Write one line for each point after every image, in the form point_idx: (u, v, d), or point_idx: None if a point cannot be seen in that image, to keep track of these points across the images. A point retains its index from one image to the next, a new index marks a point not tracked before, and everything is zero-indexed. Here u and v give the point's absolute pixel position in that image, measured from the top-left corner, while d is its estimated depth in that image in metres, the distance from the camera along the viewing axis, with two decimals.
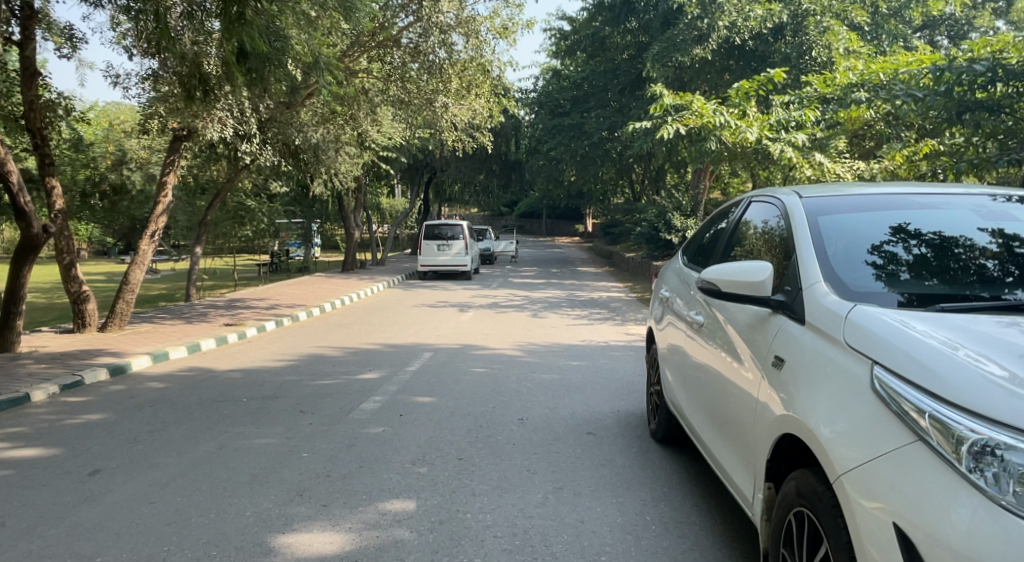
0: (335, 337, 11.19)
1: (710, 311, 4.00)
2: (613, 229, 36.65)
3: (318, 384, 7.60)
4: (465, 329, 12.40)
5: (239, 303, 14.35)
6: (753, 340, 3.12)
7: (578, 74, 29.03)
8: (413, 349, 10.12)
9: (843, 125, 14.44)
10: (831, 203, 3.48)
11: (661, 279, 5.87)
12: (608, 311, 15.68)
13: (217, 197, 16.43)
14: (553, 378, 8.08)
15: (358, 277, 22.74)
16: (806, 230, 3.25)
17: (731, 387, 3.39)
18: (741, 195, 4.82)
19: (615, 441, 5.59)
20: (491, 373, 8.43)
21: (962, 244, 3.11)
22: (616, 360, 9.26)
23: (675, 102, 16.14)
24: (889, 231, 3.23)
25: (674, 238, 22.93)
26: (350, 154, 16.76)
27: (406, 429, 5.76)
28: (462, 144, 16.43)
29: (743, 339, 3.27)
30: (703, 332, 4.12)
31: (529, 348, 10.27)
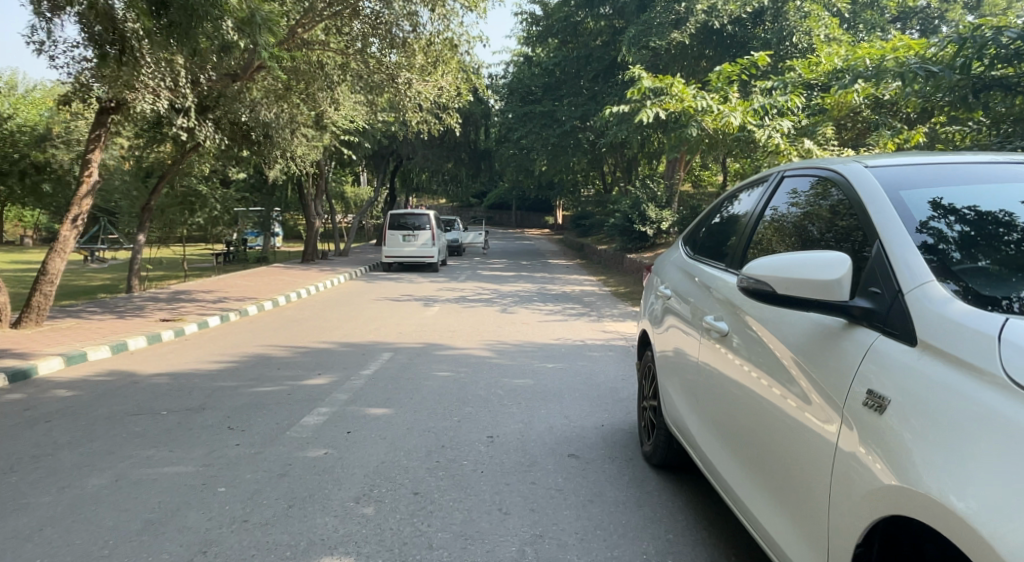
0: (285, 335, 10.13)
1: (741, 316, 3.12)
2: (584, 220, 35.83)
3: (255, 391, 6.58)
4: (429, 326, 11.41)
5: (183, 296, 13.16)
6: (817, 362, 2.26)
7: (549, 59, 28.06)
8: (372, 348, 9.12)
9: (830, 111, 13.70)
10: (907, 174, 2.63)
11: (656, 271, 5.10)
12: (583, 306, 14.80)
13: (161, 181, 15.23)
14: (527, 385, 7.15)
15: (318, 268, 21.56)
16: (890, 209, 2.40)
17: (775, 421, 2.54)
18: (770, 169, 3.95)
19: (604, 465, 4.68)
20: (457, 377, 7.47)
21: (1006, 223, 2.35)
22: (597, 362, 8.37)
23: (654, 86, 15.22)
24: (929, 202, 2.44)
25: (648, 230, 22.10)
26: (309, 135, 15.57)
27: (353, 450, 4.79)
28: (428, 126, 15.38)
29: (796, 360, 2.41)
30: (726, 341, 3.26)
31: (500, 348, 9.33)
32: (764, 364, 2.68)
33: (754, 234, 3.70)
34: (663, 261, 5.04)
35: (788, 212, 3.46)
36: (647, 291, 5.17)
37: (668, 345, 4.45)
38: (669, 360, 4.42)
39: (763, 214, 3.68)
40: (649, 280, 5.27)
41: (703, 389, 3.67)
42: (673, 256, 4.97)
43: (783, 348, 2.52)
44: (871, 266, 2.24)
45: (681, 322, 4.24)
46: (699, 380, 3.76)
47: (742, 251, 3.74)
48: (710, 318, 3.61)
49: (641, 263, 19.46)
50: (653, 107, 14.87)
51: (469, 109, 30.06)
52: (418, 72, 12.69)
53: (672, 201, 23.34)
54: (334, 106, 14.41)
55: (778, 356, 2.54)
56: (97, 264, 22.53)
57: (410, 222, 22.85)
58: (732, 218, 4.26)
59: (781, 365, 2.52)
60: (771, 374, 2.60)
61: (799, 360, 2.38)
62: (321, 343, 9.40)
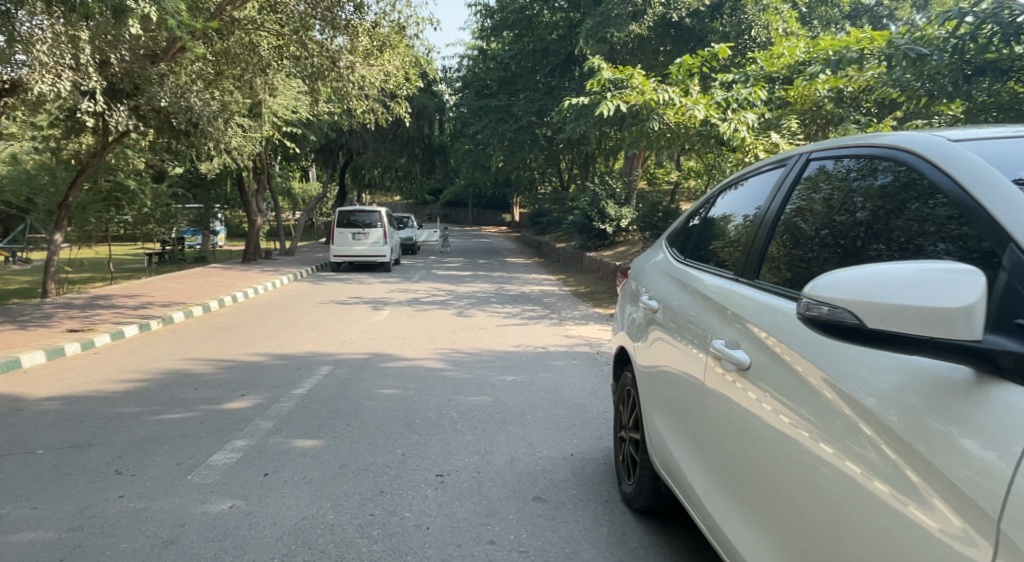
0: (213, 347, 9.08)
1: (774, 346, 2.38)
2: (541, 218, 35.08)
3: (163, 419, 5.60)
4: (377, 332, 10.47)
5: (103, 304, 11.96)
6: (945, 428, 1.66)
7: (504, 52, 27.14)
8: (310, 361, 8.14)
9: (795, 104, 13.11)
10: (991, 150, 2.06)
11: (633, 277, 4.43)
12: (542, 308, 13.98)
13: (80, 176, 14.00)
14: (484, 403, 6.27)
15: (260, 268, 20.35)
16: (973, 197, 1.87)
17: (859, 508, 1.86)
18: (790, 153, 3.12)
19: (578, 512, 3.85)
20: (404, 394, 6.55)
21: None
22: (562, 374, 7.52)
23: (614, 76, 14.36)
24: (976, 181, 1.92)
25: (608, 227, 21.41)
26: (242, 123, 14.51)
27: (266, 501, 3.87)
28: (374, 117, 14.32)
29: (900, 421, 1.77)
30: (747, 377, 2.51)
31: (454, 358, 8.43)
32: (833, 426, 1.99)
33: (762, 233, 2.99)
34: (642, 266, 4.39)
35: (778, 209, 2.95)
36: (623, 299, 4.47)
37: (649, 359, 3.72)
38: (650, 375, 3.69)
39: (780, 212, 2.91)
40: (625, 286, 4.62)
41: (699, 422, 2.98)
42: (651, 259, 4.32)
43: (875, 413, 1.85)
44: (1004, 275, 1.68)
45: (669, 333, 3.49)
46: (692, 410, 3.07)
47: (756, 252, 2.95)
48: (718, 340, 2.83)
49: (601, 262, 18.75)
50: (614, 99, 14.05)
51: (421, 102, 28.92)
52: (362, 56, 11.72)
53: (631, 198, 22.71)
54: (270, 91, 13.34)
55: (867, 425, 1.87)
56: (18, 267, 20.92)
57: (360, 220, 21.77)
58: (710, 219, 3.79)
59: (869, 436, 1.86)
60: (851, 437, 1.93)
61: (911, 436, 1.73)
62: (253, 356, 8.38)
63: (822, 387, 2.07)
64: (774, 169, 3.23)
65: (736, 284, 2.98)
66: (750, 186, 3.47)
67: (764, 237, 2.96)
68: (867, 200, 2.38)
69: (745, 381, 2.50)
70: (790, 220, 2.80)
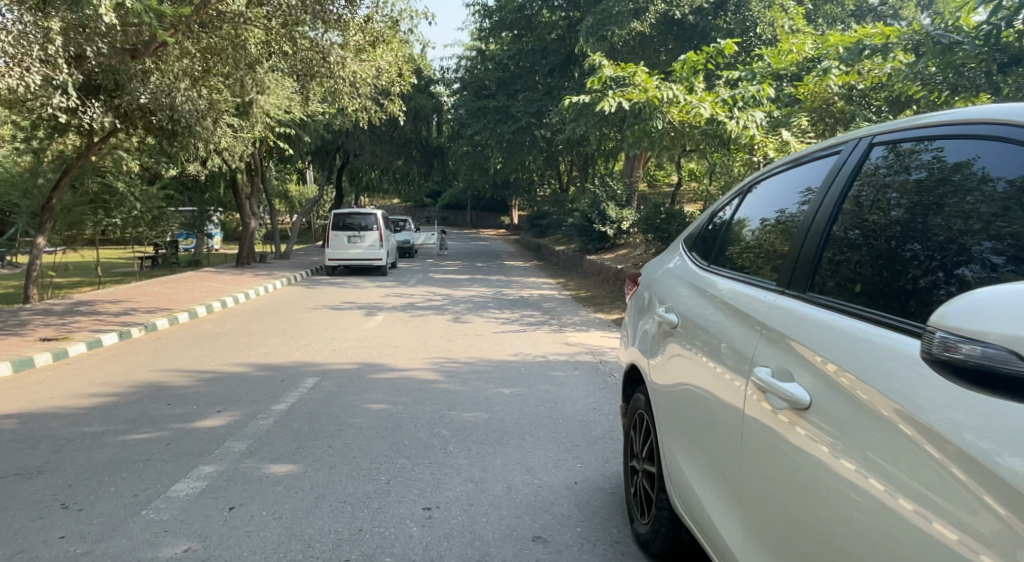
0: (194, 356, 8.60)
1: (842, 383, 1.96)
2: (540, 221, 34.61)
3: (126, 440, 5.13)
4: (369, 339, 9.99)
5: (84, 310, 11.48)
6: None
7: (503, 52, 26.63)
8: (294, 372, 7.66)
9: (804, 101, 12.62)
10: None
11: (641, 288, 3.99)
12: (542, 313, 13.50)
13: (63, 177, 13.55)
14: (479, 419, 5.78)
15: (253, 272, 19.87)
16: None
17: None
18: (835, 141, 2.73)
19: (583, 554, 3.37)
20: (392, 408, 6.07)
21: None
22: (563, 386, 7.04)
23: (616, 74, 13.81)
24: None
25: (608, 230, 20.94)
26: (232, 122, 14.07)
27: (227, 543, 3.39)
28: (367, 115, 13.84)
29: None
30: (805, 418, 2.08)
31: (448, 368, 7.94)
32: (935, 486, 1.62)
33: (811, 240, 2.52)
34: (650, 276, 3.96)
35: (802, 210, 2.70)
36: (631, 309, 4.04)
37: (665, 378, 3.25)
38: (664, 397, 3.23)
39: (836, 212, 2.45)
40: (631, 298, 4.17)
41: (728, 457, 2.54)
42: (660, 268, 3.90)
43: (1012, 485, 1.43)
44: None
45: (689, 348, 3.01)
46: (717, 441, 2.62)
47: (808, 256, 2.49)
48: (760, 368, 2.37)
49: (602, 265, 18.29)
50: (616, 96, 13.53)
51: (418, 103, 28.39)
52: (353, 51, 11.29)
53: (632, 199, 22.23)
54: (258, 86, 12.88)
55: (994, 500, 1.48)
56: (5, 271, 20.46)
57: (355, 222, 21.28)
58: (724, 223, 3.46)
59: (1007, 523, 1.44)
60: (974, 518, 1.52)
61: None
62: (235, 366, 7.90)
63: (929, 447, 1.64)
64: (808, 165, 2.87)
65: (783, 297, 2.50)
66: (765, 189, 3.20)
67: (814, 242, 2.49)
68: (904, 197, 2.20)
69: (802, 423, 2.07)
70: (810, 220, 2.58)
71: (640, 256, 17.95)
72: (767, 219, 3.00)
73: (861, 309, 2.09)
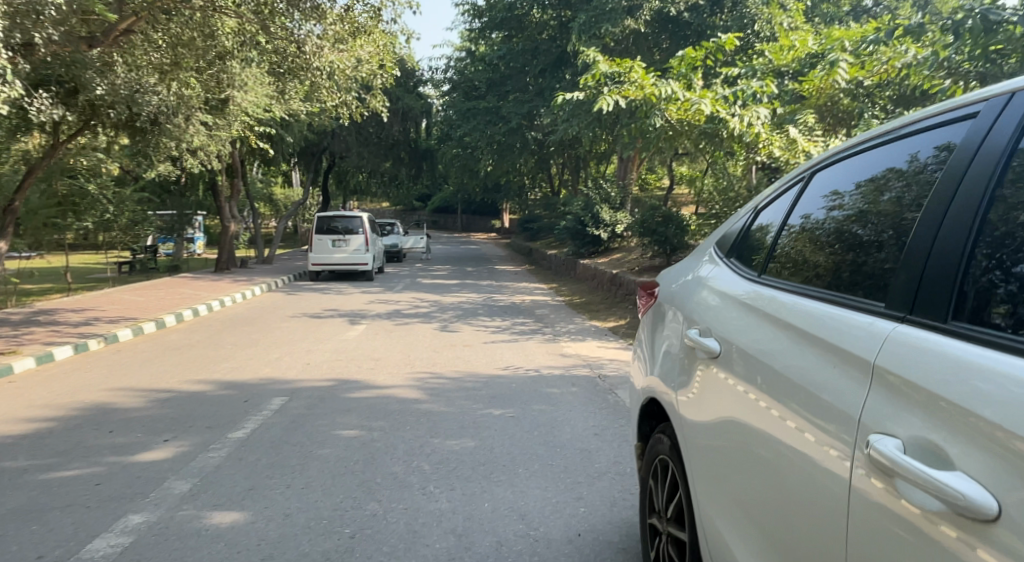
0: (153, 372, 7.84)
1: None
2: (532, 224, 33.93)
3: (49, 477, 4.40)
4: (349, 351, 9.24)
5: (43, 320, 10.69)
6: None
7: (493, 52, 25.93)
8: (261, 391, 6.91)
9: (808, 98, 11.69)
10: None
11: (664, 306, 3.20)
12: (534, 321, 12.78)
13: (25, 178, 12.76)
14: (464, 447, 5.06)
15: (233, 278, 19.06)
16: None
17: None
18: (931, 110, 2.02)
19: None
20: (365, 435, 5.32)
21: None
22: (559, 406, 6.30)
23: (611, 70, 13.01)
24: None
25: (602, 234, 20.26)
26: (204, 119, 13.31)
27: None
28: (348, 111, 13.10)
29: None
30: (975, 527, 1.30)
31: (431, 385, 7.20)
32: None
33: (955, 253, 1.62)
34: (671, 292, 3.21)
35: (830, 216, 2.38)
36: (649, 327, 3.30)
37: (703, 414, 2.50)
38: (703, 442, 2.48)
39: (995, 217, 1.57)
40: (643, 317, 3.46)
41: (809, 544, 1.80)
42: (684, 286, 3.13)
43: None
44: None
45: (740, 383, 2.26)
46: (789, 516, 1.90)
47: (944, 275, 1.62)
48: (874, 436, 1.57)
49: (596, 270, 17.60)
50: (612, 93, 12.76)
51: (406, 104, 27.53)
52: (330, 40, 10.58)
53: (626, 202, 21.53)
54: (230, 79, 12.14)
55: None
56: None
57: (339, 226, 20.51)
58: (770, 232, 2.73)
59: None
60: None
61: None
62: (195, 385, 7.14)
63: None
64: (831, 166, 2.53)
65: (903, 323, 1.66)
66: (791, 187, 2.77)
67: (952, 241, 1.64)
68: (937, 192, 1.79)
69: (978, 537, 1.30)
70: (843, 226, 2.26)
71: (636, 260, 17.24)
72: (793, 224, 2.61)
73: (994, 332, 1.45)
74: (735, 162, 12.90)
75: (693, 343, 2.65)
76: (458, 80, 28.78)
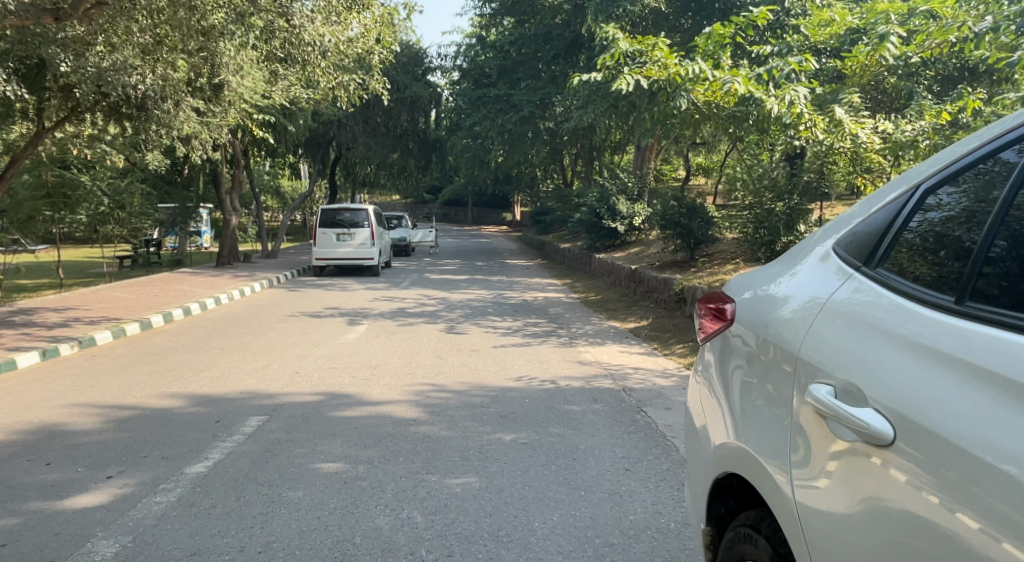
0: (120, 383, 6.97)
1: None
2: (544, 217, 32.98)
3: None
4: (345, 356, 8.34)
5: (16, 322, 9.87)
6: None
7: (504, 38, 24.92)
8: (238, 408, 6.00)
9: (850, 77, 10.78)
10: None
11: (747, 331, 2.23)
12: (548, 321, 11.86)
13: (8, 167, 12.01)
14: (467, 488, 4.14)
15: (233, 273, 18.23)
16: None
17: None
18: None
19: None
20: (348, 472, 4.41)
21: None
22: (580, 431, 5.37)
23: (632, 49, 12.06)
24: None
25: (619, 226, 19.31)
26: (195, 104, 12.45)
27: None
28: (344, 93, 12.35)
29: None
30: None
31: (433, 401, 6.27)
32: None
33: None
34: (764, 314, 2.18)
35: (929, 219, 1.83)
36: (723, 358, 2.36)
37: (851, 520, 1.60)
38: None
39: None
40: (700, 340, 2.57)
41: None
42: (765, 305, 2.22)
43: None
44: None
45: (966, 508, 1.35)
46: None
47: None
48: None
49: (613, 265, 16.67)
50: (632, 73, 11.76)
51: (414, 92, 26.54)
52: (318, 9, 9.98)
53: (644, 193, 20.51)
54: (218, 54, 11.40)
55: None
56: None
57: (344, 218, 19.63)
58: (851, 247, 2.05)
59: None
60: None
61: None
62: (165, 401, 6.25)
63: None
64: (911, 173, 2.03)
65: None
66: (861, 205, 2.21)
67: None
68: None
69: None
70: (945, 230, 1.76)
71: (656, 255, 16.26)
72: (870, 233, 2.01)
73: None
74: (767, 146, 11.89)
75: (821, 406, 1.73)
76: (468, 68, 27.81)
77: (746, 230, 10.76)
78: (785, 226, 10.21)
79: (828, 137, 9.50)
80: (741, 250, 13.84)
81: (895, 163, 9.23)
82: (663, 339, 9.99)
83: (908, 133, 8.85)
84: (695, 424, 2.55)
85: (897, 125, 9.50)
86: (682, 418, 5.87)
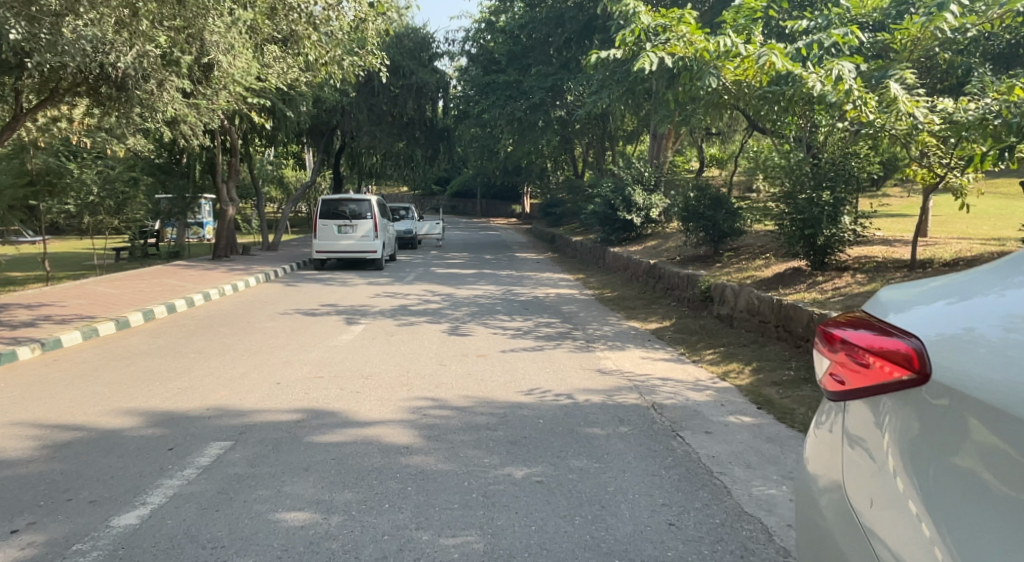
0: (74, 396, 6.05)
1: None
2: (554, 209, 32.03)
3: None
4: (336, 363, 7.41)
5: None
6: None
7: (514, 22, 23.89)
8: (200, 430, 5.06)
9: (898, 51, 10.13)
10: None
11: (938, 395, 1.77)
12: (562, 321, 10.89)
13: None
14: (466, 554, 3.23)
15: (229, 266, 17.36)
16: None
17: None
18: None
19: None
20: (317, 526, 3.49)
21: None
22: (607, 466, 4.43)
23: (655, 23, 11.15)
24: None
25: (634, 218, 18.34)
26: (181, 86, 11.48)
27: None
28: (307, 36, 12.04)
29: None
30: None
31: (430, 422, 5.32)
32: None
33: None
34: (967, 374, 1.74)
35: None
36: (888, 422, 1.88)
37: None
38: None
39: None
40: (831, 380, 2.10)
41: None
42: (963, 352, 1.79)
43: None
44: None
45: None
46: None
47: None
48: None
49: (629, 260, 15.74)
50: (655, 50, 10.82)
51: (420, 78, 25.47)
52: None
53: (660, 183, 19.51)
54: (203, 15, 10.39)
55: None
56: None
57: (347, 210, 18.61)
58: None
59: None
60: None
61: None
62: (118, 419, 5.32)
63: None
64: None
65: None
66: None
67: None
68: None
69: None
70: None
71: (675, 249, 15.27)
72: None
73: None
74: (805, 123, 11.29)
75: None
76: (477, 54, 26.76)
77: (783, 223, 9.85)
78: (829, 217, 9.31)
79: (879, 118, 8.75)
80: (771, 244, 12.81)
81: (956, 144, 8.36)
82: (690, 342, 9.06)
83: (973, 113, 7.89)
84: (815, 489, 2.12)
85: (958, 103, 8.63)
86: (726, 447, 4.94)
